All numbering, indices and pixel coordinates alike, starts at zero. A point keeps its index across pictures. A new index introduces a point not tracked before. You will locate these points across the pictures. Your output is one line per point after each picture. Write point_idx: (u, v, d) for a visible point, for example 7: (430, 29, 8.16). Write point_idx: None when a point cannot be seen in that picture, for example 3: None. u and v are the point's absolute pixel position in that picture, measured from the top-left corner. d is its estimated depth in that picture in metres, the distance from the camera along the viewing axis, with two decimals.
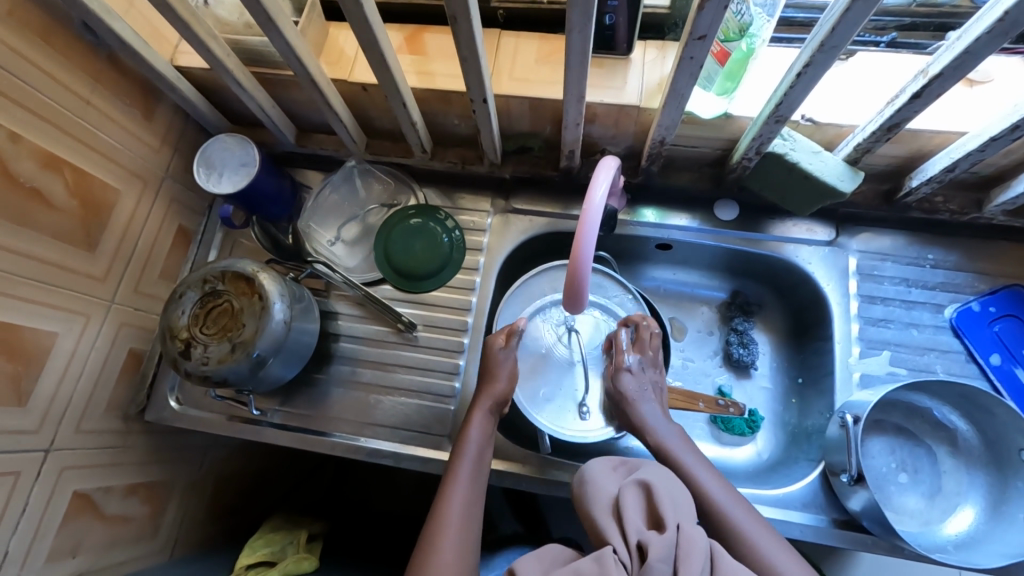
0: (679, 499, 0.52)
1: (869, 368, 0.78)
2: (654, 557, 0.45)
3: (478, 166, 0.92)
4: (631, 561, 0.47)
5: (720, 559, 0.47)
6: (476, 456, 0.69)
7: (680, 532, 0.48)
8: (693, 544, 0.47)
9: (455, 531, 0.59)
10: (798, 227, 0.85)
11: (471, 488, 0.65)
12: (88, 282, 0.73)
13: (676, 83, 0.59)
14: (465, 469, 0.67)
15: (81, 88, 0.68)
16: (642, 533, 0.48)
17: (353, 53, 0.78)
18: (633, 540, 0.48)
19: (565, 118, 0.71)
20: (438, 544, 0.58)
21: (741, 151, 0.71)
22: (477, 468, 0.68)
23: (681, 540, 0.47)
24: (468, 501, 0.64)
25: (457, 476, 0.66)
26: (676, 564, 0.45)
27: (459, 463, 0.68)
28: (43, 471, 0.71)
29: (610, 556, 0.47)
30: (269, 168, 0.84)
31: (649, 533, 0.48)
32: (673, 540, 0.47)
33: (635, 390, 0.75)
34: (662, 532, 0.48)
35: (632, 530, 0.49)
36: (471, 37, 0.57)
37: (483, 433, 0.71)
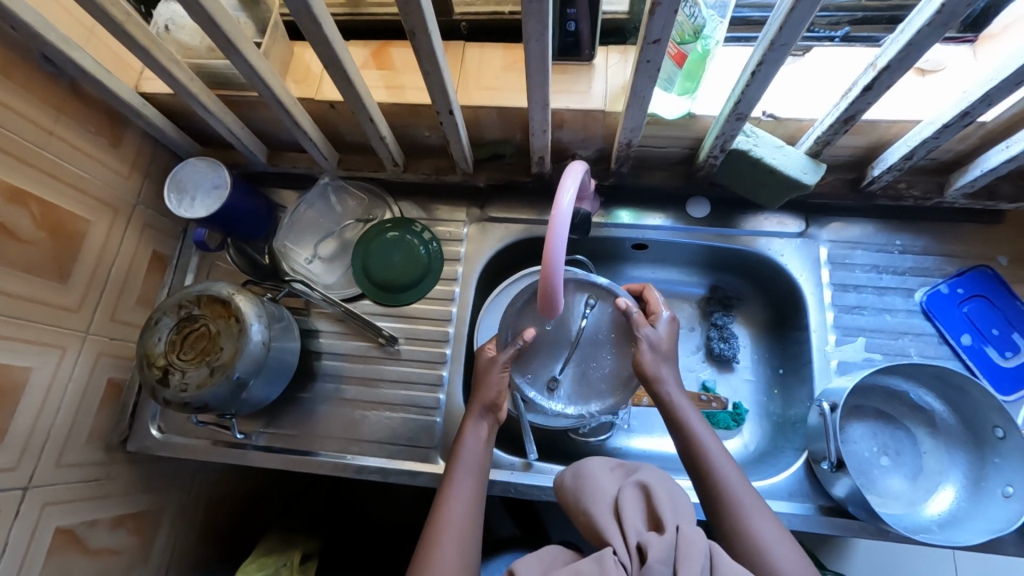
0: (679, 504, 0.53)
1: (846, 355, 0.79)
2: (653, 557, 0.46)
3: (452, 175, 0.91)
4: (631, 563, 0.48)
5: (720, 558, 0.48)
6: (474, 465, 0.68)
7: (679, 533, 0.49)
8: (692, 543, 0.47)
9: (452, 542, 0.59)
10: (769, 220, 0.86)
11: (469, 502, 0.64)
12: (62, 314, 0.72)
13: (637, 86, 0.60)
14: (461, 480, 0.66)
15: (44, 119, 0.68)
16: (642, 534, 0.50)
17: (319, 71, 0.79)
18: (633, 542, 0.49)
19: (532, 125, 0.72)
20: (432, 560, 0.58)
21: (707, 150, 0.72)
22: (475, 479, 0.67)
23: (681, 541, 0.48)
24: (464, 513, 0.63)
25: (454, 488, 0.65)
26: (676, 564, 0.46)
27: (455, 473, 0.67)
28: (23, 508, 0.70)
29: (610, 556, 0.48)
30: (243, 189, 0.85)
31: (649, 534, 0.49)
32: (673, 542, 0.48)
33: (658, 349, 0.72)
34: (662, 534, 0.49)
35: (633, 532, 0.50)
36: (431, 50, 0.57)
37: (479, 440, 0.70)
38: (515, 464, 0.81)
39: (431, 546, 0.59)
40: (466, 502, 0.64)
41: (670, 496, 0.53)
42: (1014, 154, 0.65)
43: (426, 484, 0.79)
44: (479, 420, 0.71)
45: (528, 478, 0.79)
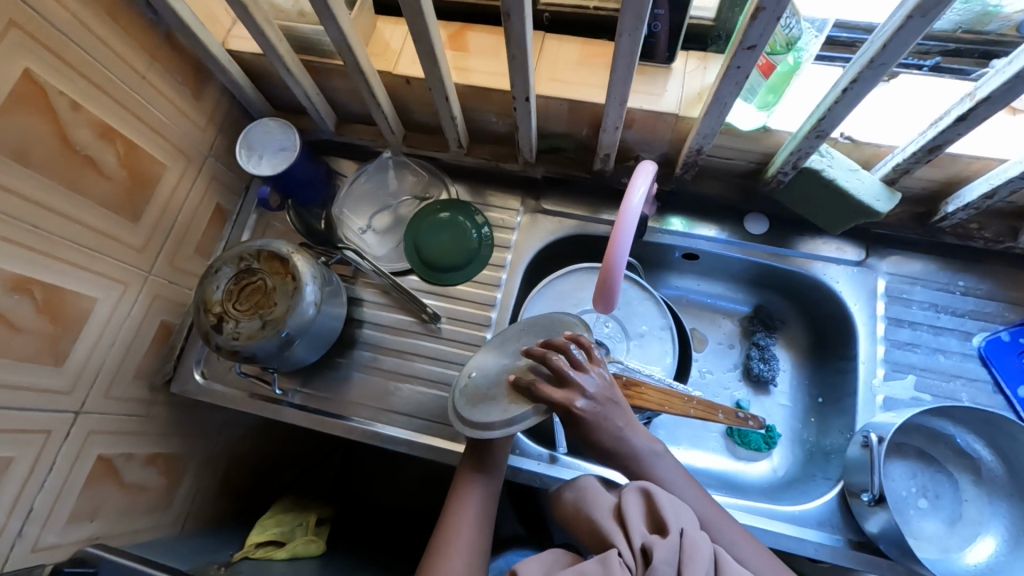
0: (680, 506, 0.54)
1: (894, 391, 0.77)
2: (658, 556, 0.47)
3: (511, 163, 0.92)
4: (635, 565, 0.49)
5: (720, 560, 0.49)
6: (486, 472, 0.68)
7: (683, 535, 0.50)
8: (695, 544, 0.49)
9: (463, 550, 0.62)
10: (827, 245, 0.85)
11: (482, 504, 0.66)
12: (129, 252, 0.75)
13: (721, 91, 0.60)
14: (474, 490, 0.67)
15: (139, 63, 0.71)
16: (647, 536, 0.51)
17: (398, 47, 0.80)
18: (637, 544, 0.50)
19: (605, 121, 0.72)
20: (445, 555, 0.61)
21: (777, 165, 0.72)
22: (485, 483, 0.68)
23: (684, 542, 0.49)
24: (475, 528, 0.64)
25: (466, 500, 0.67)
26: (679, 565, 0.47)
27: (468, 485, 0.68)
28: (72, 433, 0.73)
29: (615, 556, 0.49)
30: (307, 154, 0.87)
31: (654, 536, 0.50)
32: (678, 544, 0.49)
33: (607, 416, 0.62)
34: (666, 537, 0.50)
35: (637, 534, 0.51)
36: (522, 35, 0.58)
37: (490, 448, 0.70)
38: (542, 455, 0.79)
39: (442, 554, 0.61)
40: (478, 504, 0.66)
41: (671, 500, 0.54)
42: (992, 187, 0.66)
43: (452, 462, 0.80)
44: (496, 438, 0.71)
45: (553, 470, 0.78)
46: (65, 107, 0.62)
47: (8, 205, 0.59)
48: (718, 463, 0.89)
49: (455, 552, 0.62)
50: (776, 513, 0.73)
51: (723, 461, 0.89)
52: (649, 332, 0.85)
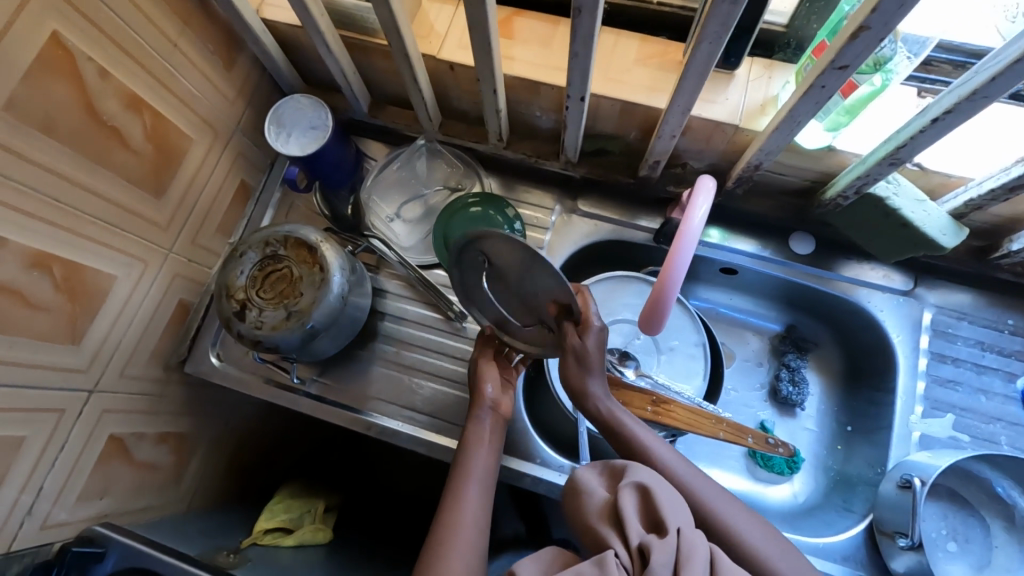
0: (679, 503, 0.50)
1: (930, 429, 0.75)
2: (657, 560, 0.44)
3: (552, 162, 0.88)
4: (632, 565, 0.45)
5: (721, 560, 0.46)
6: (482, 462, 0.67)
7: (681, 534, 0.46)
8: (694, 546, 0.45)
9: (464, 545, 0.58)
10: (874, 271, 0.82)
11: (479, 500, 0.63)
12: (150, 228, 0.72)
13: (796, 111, 0.56)
14: (471, 479, 0.65)
15: (170, 30, 0.66)
16: (644, 536, 0.47)
17: (443, 29, 0.75)
18: (634, 543, 0.46)
19: (660, 128, 0.67)
20: (446, 555, 0.57)
21: (838, 189, 0.68)
22: (482, 475, 0.66)
23: (682, 543, 0.46)
24: (475, 522, 0.61)
25: (463, 492, 0.63)
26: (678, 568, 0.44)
27: (464, 475, 0.65)
28: (85, 412, 0.71)
29: (612, 559, 0.45)
30: (338, 136, 0.83)
31: (650, 535, 0.46)
32: (674, 544, 0.46)
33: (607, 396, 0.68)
34: (663, 537, 0.46)
35: (634, 532, 0.47)
36: (590, 32, 0.54)
37: (483, 438, 0.69)
38: (564, 466, 0.77)
39: (442, 552, 0.57)
40: (478, 494, 0.63)
41: (671, 496, 0.50)
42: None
43: None
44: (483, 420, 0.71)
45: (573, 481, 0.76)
46: (93, 74, 0.58)
47: (29, 176, 0.55)
48: (738, 484, 0.86)
49: (455, 550, 0.57)
50: (801, 545, 0.71)
51: (742, 482, 0.86)
52: (682, 347, 0.83)
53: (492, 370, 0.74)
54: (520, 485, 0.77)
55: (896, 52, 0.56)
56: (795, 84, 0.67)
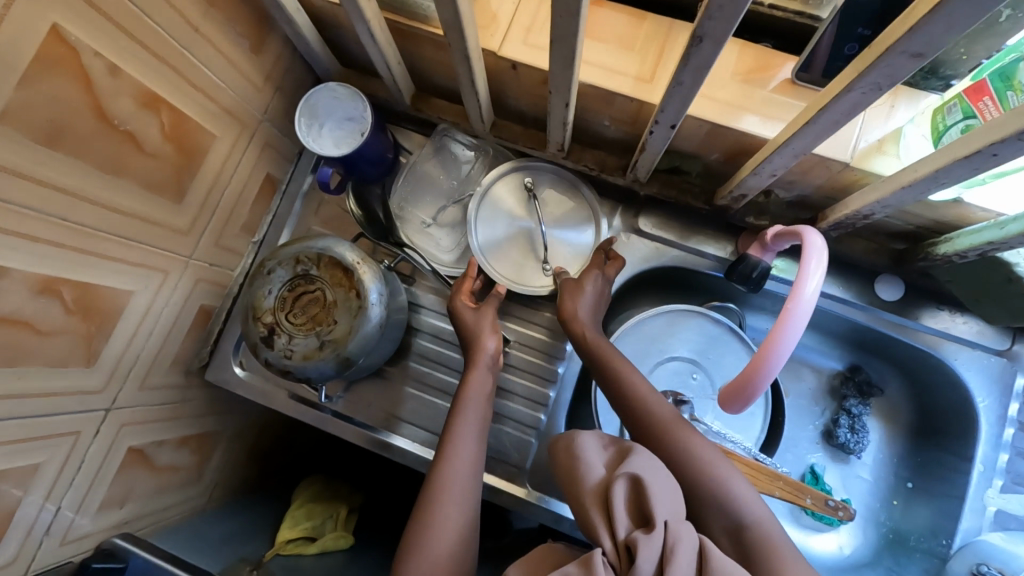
0: (672, 493, 0.44)
1: (1008, 505, 0.70)
2: (642, 557, 0.39)
3: (617, 176, 0.77)
4: (617, 563, 0.40)
5: (713, 551, 0.40)
6: (477, 420, 0.62)
7: (668, 527, 0.40)
8: (682, 538, 0.40)
9: (456, 500, 0.55)
10: (967, 324, 0.73)
11: (473, 450, 0.60)
12: (171, 237, 0.64)
13: (945, 175, 0.46)
14: (466, 429, 0.61)
15: (191, 10, 0.56)
16: (632, 530, 0.41)
17: (508, 19, 0.64)
18: (619, 537, 0.41)
19: (761, 165, 0.58)
20: (436, 509, 0.54)
21: (956, 248, 0.59)
22: (478, 432, 0.61)
23: (670, 536, 0.40)
24: (468, 476, 0.57)
25: (457, 442, 0.60)
26: (665, 562, 0.39)
27: (458, 426, 0.61)
28: (103, 429, 0.66)
29: (597, 556, 0.40)
30: (378, 128, 0.74)
31: (636, 530, 0.41)
32: (661, 539, 0.40)
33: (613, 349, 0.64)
34: (649, 531, 0.40)
35: (619, 523, 0.42)
36: (708, 62, 0.43)
37: (482, 392, 0.64)
38: None
39: (430, 508, 0.54)
40: (472, 451, 0.59)
41: (662, 485, 0.44)
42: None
43: (506, 505, 0.73)
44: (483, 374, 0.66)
45: None
46: (103, 71, 0.49)
47: (36, 197, 0.48)
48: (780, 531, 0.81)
49: (450, 500, 0.55)
50: None
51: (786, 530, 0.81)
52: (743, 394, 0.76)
53: (483, 320, 0.69)
54: (557, 527, 0.73)
55: None
56: (936, 145, 0.54)
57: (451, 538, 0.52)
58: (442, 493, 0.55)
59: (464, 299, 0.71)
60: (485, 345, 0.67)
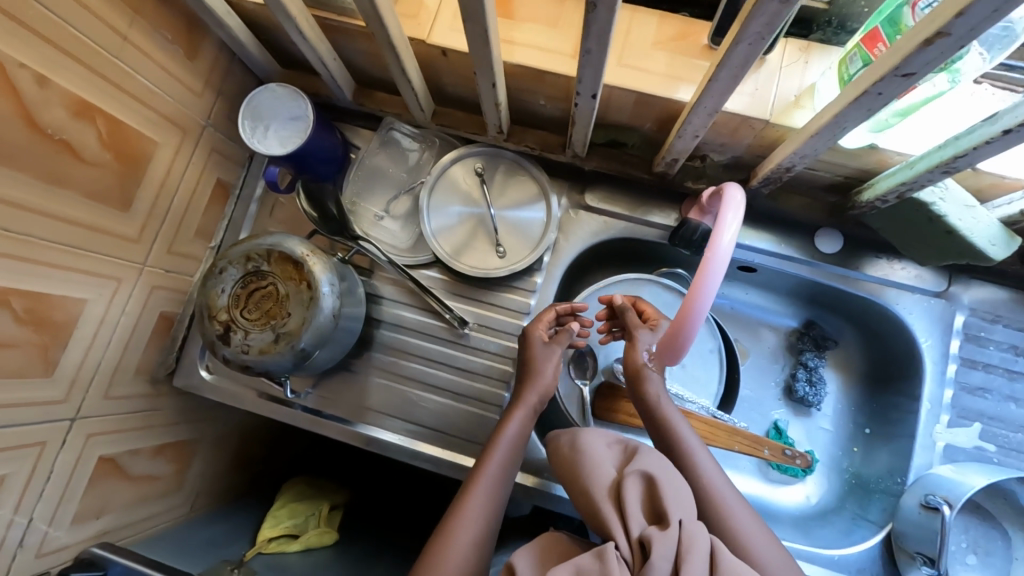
0: (683, 498, 0.48)
1: (956, 438, 0.72)
2: (657, 553, 0.42)
3: (559, 154, 0.79)
4: (634, 560, 0.43)
5: (721, 551, 0.44)
6: (514, 441, 0.64)
7: (682, 528, 0.44)
8: (695, 538, 0.43)
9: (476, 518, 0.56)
10: (905, 270, 0.76)
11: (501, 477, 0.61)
12: (121, 245, 0.65)
13: (844, 117, 0.48)
14: (498, 459, 0.62)
15: (117, 19, 0.57)
16: (646, 527, 0.45)
17: (435, 7, 0.66)
18: (636, 535, 0.44)
19: (683, 127, 0.60)
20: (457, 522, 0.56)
21: (879, 192, 0.61)
22: (511, 453, 0.63)
23: (684, 534, 0.44)
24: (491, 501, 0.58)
25: (488, 467, 0.61)
26: (679, 558, 0.42)
27: (492, 452, 0.62)
28: (69, 439, 0.67)
29: (612, 552, 0.43)
30: (323, 126, 0.75)
31: (652, 529, 0.44)
32: (675, 538, 0.44)
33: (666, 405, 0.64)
34: (665, 529, 0.44)
35: (636, 523, 0.45)
36: (607, 29, 0.46)
37: (522, 418, 0.65)
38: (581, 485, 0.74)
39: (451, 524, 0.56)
40: (499, 477, 0.61)
41: (674, 489, 0.48)
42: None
43: None
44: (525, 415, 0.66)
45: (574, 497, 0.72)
46: (30, 83, 0.51)
47: None
48: (750, 487, 0.84)
49: (468, 517, 0.56)
50: (810, 555, 0.70)
51: (755, 485, 0.84)
52: (700, 359, 0.79)
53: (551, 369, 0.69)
54: (528, 499, 0.74)
55: (968, 49, 0.44)
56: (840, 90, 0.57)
57: (470, 543, 0.55)
58: (468, 505, 0.58)
59: (540, 329, 0.71)
60: (537, 376, 0.68)
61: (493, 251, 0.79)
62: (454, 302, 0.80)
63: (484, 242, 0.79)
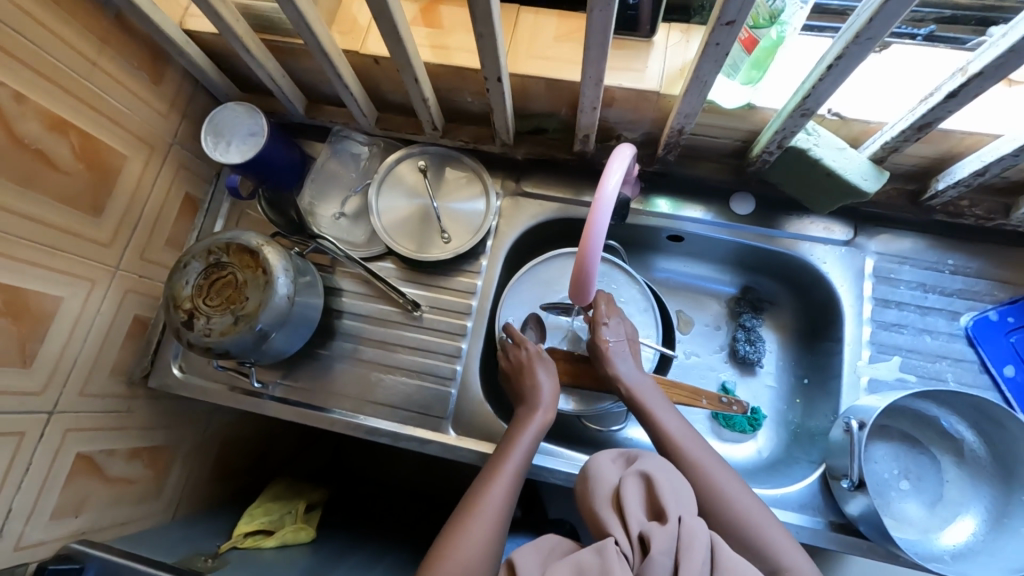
0: (683, 494, 0.47)
1: (878, 373, 0.76)
2: (657, 549, 0.41)
3: (490, 145, 0.88)
4: (633, 555, 0.43)
5: (721, 549, 0.44)
6: (526, 454, 0.65)
7: (682, 523, 0.44)
8: (696, 537, 0.43)
9: (487, 516, 0.57)
10: (815, 224, 0.82)
11: (512, 481, 0.62)
12: (94, 248, 0.73)
13: (700, 70, 0.56)
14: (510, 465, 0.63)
15: (87, 48, 0.67)
16: (645, 523, 0.44)
17: (365, 23, 0.76)
18: (635, 532, 0.44)
19: (582, 101, 0.68)
20: (466, 520, 0.56)
21: (762, 144, 0.69)
22: (522, 459, 0.65)
23: (684, 532, 0.43)
24: (501, 502, 0.59)
25: (500, 471, 0.63)
26: (679, 557, 0.42)
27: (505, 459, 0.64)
28: (46, 433, 0.71)
29: (612, 548, 0.42)
30: (278, 138, 0.83)
31: (651, 523, 0.44)
32: (675, 533, 0.43)
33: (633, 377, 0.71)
34: (666, 525, 0.43)
35: (635, 521, 0.44)
36: (488, 12, 0.54)
37: (534, 432, 0.68)
38: None
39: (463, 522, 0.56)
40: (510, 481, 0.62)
41: (674, 486, 0.47)
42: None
43: (435, 453, 0.80)
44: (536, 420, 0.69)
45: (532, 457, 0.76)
46: (8, 99, 0.59)
47: None
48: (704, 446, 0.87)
49: (478, 514, 0.57)
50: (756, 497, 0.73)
51: (709, 443, 0.87)
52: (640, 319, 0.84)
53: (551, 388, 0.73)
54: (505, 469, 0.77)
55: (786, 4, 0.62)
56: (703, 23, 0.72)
57: (478, 542, 0.55)
58: (480, 504, 0.58)
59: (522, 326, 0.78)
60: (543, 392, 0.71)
61: (442, 237, 0.86)
62: (408, 287, 0.87)
63: (429, 227, 0.86)
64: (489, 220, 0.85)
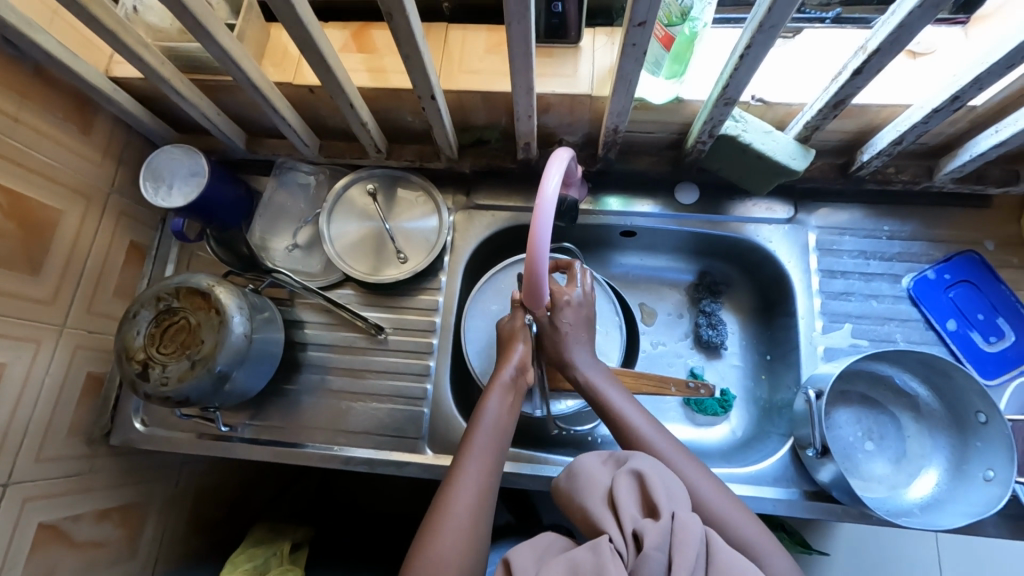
0: (676, 493, 0.47)
1: (833, 341, 0.79)
2: (650, 544, 0.41)
3: (436, 162, 0.89)
4: (627, 551, 0.42)
5: (715, 543, 0.43)
6: (493, 428, 0.65)
7: (674, 519, 0.44)
8: (688, 530, 0.43)
9: (464, 505, 0.57)
10: (757, 206, 0.85)
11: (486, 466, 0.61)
12: (35, 307, 0.70)
13: (623, 69, 0.58)
14: (481, 447, 0.63)
15: (8, 105, 0.66)
16: (638, 522, 0.44)
17: (296, 53, 0.76)
18: (628, 529, 0.43)
19: (516, 110, 0.70)
20: (446, 512, 0.56)
21: (695, 135, 0.71)
22: (493, 436, 0.64)
23: (677, 527, 0.43)
24: (477, 486, 0.59)
25: (472, 455, 0.62)
26: (671, 551, 0.42)
27: (474, 440, 0.63)
28: (1, 507, 0.67)
29: (606, 544, 0.42)
30: (221, 177, 0.82)
31: (645, 521, 0.43)
32: (668, 529, 0.43)
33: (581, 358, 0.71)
34: (657, 521, 0.43)
35: (627, 518, 0.44)
36: (410, 33, 0.55)
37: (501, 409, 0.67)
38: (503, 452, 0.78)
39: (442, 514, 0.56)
40: (484, 468, 0.61)
41: (667, 484, 0.47)
42: (1004, 138, 0.64)
43: (413, 475, 0.79)
44: (505, 390, 0.68)
45: (511, 466, 0.76)
46: None
47: None
48: (680, 432, 0.89)
49: (455, 506, 0.56)
50: (734, 477, 0.75)
51: (685, 430, 0.89)
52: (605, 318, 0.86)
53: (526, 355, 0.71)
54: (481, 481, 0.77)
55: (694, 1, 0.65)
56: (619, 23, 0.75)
57: (459, 534, 0.54)
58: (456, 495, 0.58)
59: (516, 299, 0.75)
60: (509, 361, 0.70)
61: (399, 258, 0.85)
62: (370, 311, 0.87)
63: (384, 249, 0.86)
64: (444, 237, 0.85)
